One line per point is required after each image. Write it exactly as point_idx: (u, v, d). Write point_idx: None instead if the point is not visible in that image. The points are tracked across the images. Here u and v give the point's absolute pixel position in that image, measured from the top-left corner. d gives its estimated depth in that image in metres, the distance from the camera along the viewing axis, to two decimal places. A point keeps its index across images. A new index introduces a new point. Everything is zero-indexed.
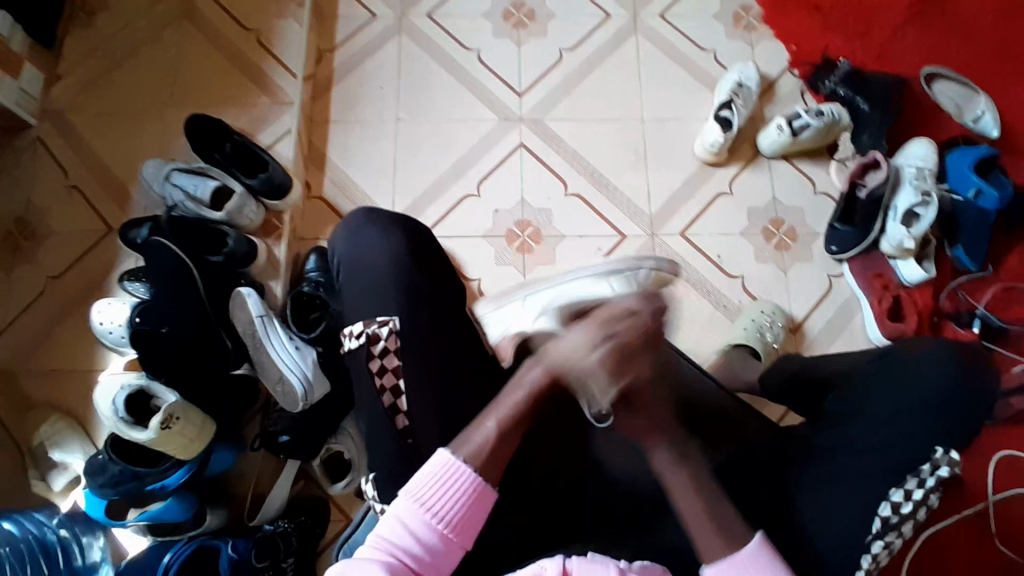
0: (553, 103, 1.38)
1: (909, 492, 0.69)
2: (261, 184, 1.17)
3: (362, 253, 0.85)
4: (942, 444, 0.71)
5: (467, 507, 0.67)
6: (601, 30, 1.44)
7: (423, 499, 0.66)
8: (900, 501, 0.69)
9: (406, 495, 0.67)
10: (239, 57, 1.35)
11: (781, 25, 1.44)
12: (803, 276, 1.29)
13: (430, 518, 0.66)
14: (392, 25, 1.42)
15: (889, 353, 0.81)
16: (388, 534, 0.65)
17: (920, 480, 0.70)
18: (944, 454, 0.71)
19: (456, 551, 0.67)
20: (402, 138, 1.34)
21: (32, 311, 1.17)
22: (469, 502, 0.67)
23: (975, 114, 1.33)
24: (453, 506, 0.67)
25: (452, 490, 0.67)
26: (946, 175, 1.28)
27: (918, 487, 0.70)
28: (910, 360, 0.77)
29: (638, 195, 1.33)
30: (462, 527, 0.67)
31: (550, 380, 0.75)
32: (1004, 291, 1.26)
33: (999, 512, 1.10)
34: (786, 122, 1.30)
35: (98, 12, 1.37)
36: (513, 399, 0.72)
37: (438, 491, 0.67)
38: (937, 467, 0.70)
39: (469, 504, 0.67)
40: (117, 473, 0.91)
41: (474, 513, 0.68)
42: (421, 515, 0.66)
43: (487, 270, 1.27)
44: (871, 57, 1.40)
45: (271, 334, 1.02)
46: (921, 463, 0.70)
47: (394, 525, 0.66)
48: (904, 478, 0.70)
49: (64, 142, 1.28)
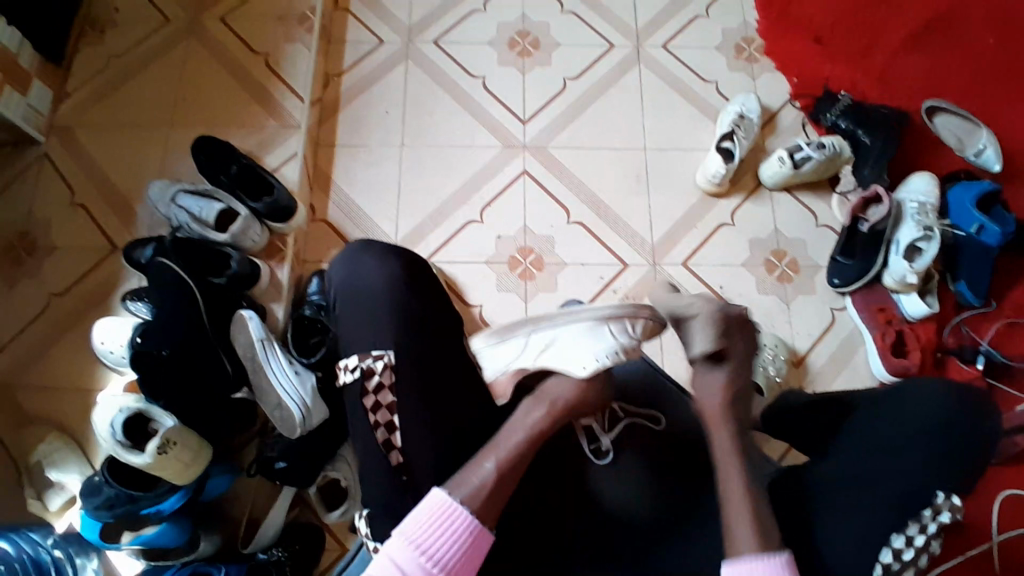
0: (556, 130, 1.40)
1: (911, 539, 0.69)
2: (264, 207, 1.18)
3: (361, 282, 0.84)
4: (943, 489, 0.70)
5: (462, 549, 0.67)
6: (606, 59, 1.46)
7: (418, 542, 0.65)
8: (902, 547, 0.69)
9: (400, 537, 0.66)
10: (248, 79, 1.37)
11: (783, 59, 1.46)
12: (804, 308, 1.29)
13: (425, 560, 0.65)
14: (400, 51, 1.44)
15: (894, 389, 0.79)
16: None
17: (922, 526, 0.69)
18: (945, 500, 0.70)
19: None
20: (406, 162, 1.36)
21: (33, 328, 1.17)
22: (465, 544, 0.67)
23: (977, 147, 1.33)
24: (448, 548, 0.66)
25: (450, 532, 0.67)
26: (948, 211, 1.28)
27: (920, 533, 0.69)
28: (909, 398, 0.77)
29: (641, 223, 1.33)
30: (458, 570, 0.66)
31: (552, 422, 0.76)
32: (1006, 326, 1.25)
33: (1004, 552, 1.08)
34: (788, 154, 1.31)
35: (109, 33, 1.39)
36: (506, 445, 0.72)
37: (433, 532, 0.66)
38: (938, 513, 0.70)
39: (466, 548, 0.67)
40: (112, 495, 0.89)
41: (470, 555, 0.67)
42: (415, 558, 0.65)
43: (488, 296, 1.27)
44: (872, 91, 1.41)
45: (270, 358, 1.02)
46: (922, 508, 0.70)
47: (388, 567, 0.64)
48: (905, 523, 0.70)
49: (71, 159, 1.29)
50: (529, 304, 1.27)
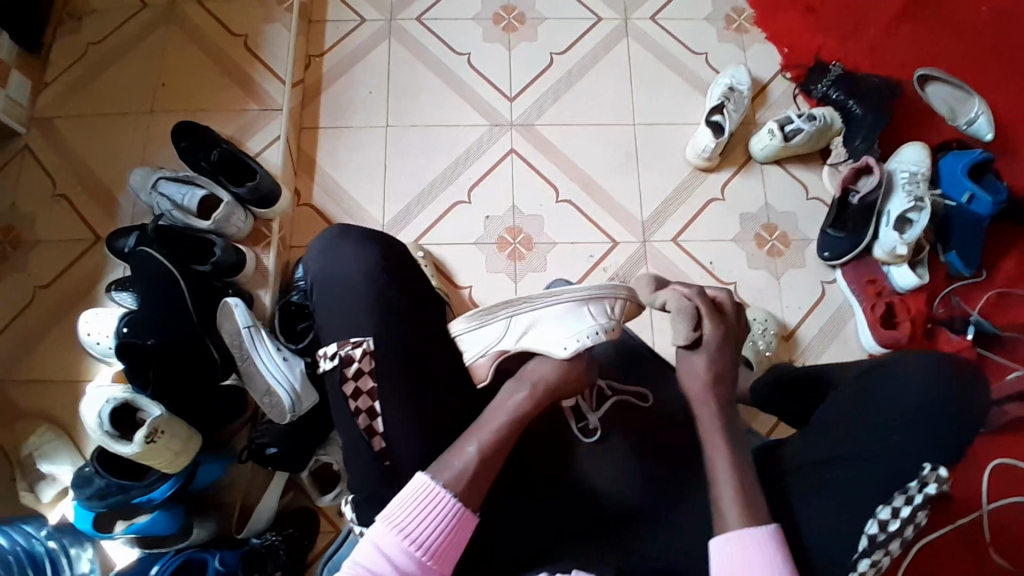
0: (544, 108, 1.37)
1: (896, 509, 0.68)
2: (247, 192, 1.15)
3: (342, 270, 0.83)
4: (931, 461, 0.69)
5: (446, 533, 0.67)
6: (593, 33, 1.43)
7: (400, 525, 0.67)
8: (887, 519, 0.68)
9: (383, 519, 0.67)
10: (227, 62, 1.34)
11: (773, 28, 1.43)
12: (795, 282, 1.29)
13: (408, 544, 0.66)
14: (383, 29, 1.41)
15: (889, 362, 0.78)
16: (365, 561, 0.65)
17: (908, 498, 0.68)
18: (932, 471, 0.68)
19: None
20: (392, 144, 1.33)
21: (19, 322, 1.16)
22: (449, 528, 0.67)
23: (969, 116, 1.33)
24: (431, 532, 0.67)
25: (432, 517, 0.67)
26: (939, 179, 1.27)
27: (906, 505, 0.68)
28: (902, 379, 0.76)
29: (630, 201, 1.32)
30: (442, 554, 0.67)
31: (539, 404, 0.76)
32: (997, 297, 1.25)
33: (993, 520, 1.10)
34: (778, 126, 1.29)
35: (84, 18, 1.36)
36: (491, 429, 0.72)
37: (418, 519, 0.67)
38: (925, 485, 0.68)
39: (450, 533, 0.67)
40: (104, 486, 0.90)
41: (455, 540, 0.68)
42: (398, 541, 0.66)
43: (477, 278, 1.26)
44: (864, 60, 1.39)
45: (258, 345, 1.01)
46: (908, 480, 0.69)
47: (373, 553, 0.66)
48: (891, 495, 0.69)
49: (51, 149, 1.27)
50: (519, 285, 1.26)
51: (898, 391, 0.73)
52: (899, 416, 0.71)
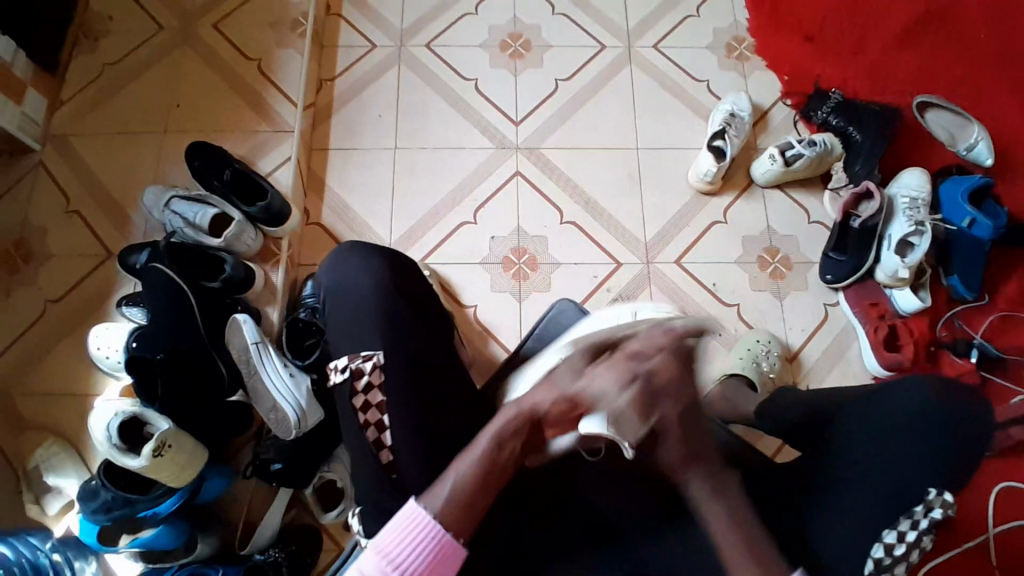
0: (549, 131, 1.40)
1: (902, 534, 0.70)
2: (259, 211, 1.17)
3: (349, 286, 0.85)
4: (936, 485, 0.71)
5: (430, 561, 0.63)
6: (597, 60, 1.46)
7: (385, 551, 0.62)
8: (893, 543, 0.70)
9: (367, 546, 0.63)
10: (241, 85, 1.38)
11: (773, 57, 1.47)
12: (798, 304, 1.30)
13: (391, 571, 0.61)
14: (392, 54, 1.45)
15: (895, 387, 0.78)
16: None
17: (913, 522, 0.71)
18: (938, 495, 0.71)
19: None
20: (400, 164, 1.36)
21: (29, 335, 1.18)
22: (433, 556, 0.63)
23: (969, 141, 1.34)
24: (415, 559, 0.62)
25: (417, 543, 0.63)
26: (940, 205, 1.29)
27: (911, 529, 0.71)
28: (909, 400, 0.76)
29: (634, 223, 1.34)
30: None
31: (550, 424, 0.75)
32: (999, 320, 1.26)
33: (1000, 544, 1.08)
34: (778, 151, 1.31)
35: (104, 42, 1.40)
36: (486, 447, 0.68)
37: (405, 544, 0.62)
38: (930, 509, 0.71)
39: (433, 561, 0.63)
40: (109, 499, 0.90)
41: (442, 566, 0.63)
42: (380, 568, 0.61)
43: (482, 296, 1.28)
44: (863, 88, 1.42)
45: (265, 361, 1.03)
46: (914, 504, 0.71)
47: None
48: (897, 519, 0.71)
49: (67, 168, 1.30)
50: (524, 304, 1.27)
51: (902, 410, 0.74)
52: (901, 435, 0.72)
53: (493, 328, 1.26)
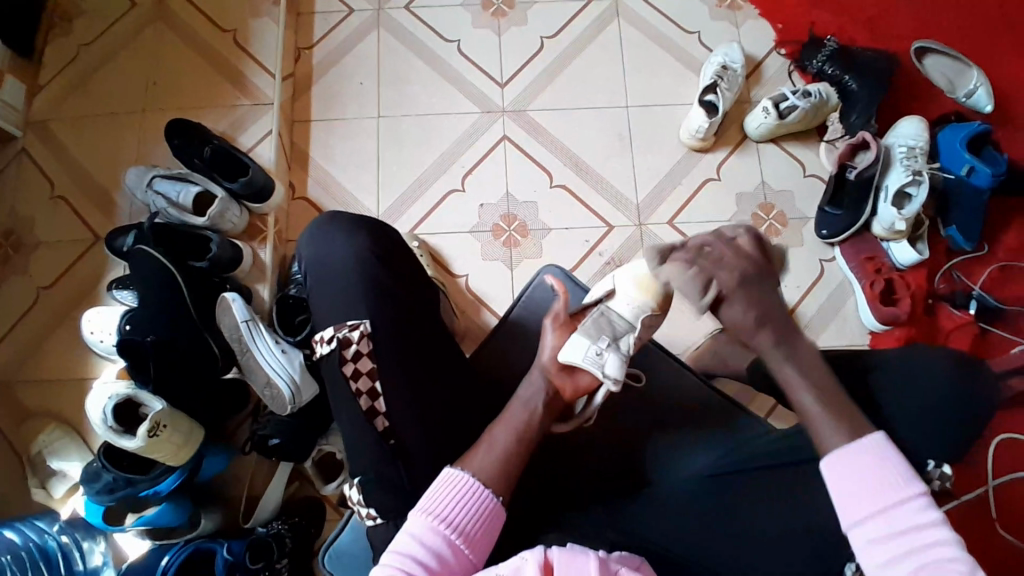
0: (535, 93, 1.37)
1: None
2: (241, 187, 1.15)
3: (329, 257, 0.84)
4: (931, 458, 0.70)
5: (482, 524, 0.67)
6: (583, 15, 1.41)
7: (439, 513, 0.66)
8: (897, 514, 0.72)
9: (420, 509, 0.67)
10: (218, 58, 1.34)
11: (766, 4, 1.41)
12: (794, 260, 1.28)
13: (446, 529, 0.66)
14: (371, 18, 1.41)
15: (886, 352, 0.78)
16: (402, 549, 0.64)
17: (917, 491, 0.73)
18: (935, 469, 0.74)
19: (468, 567, 0.66)
20: (384, 133, 1.34)
21: (25, 322, 1.18)
22: (485, 519, 0.67)
23: (968, 88, 1.30)
24: (469, 519, 0.67)
25: (471, 508, 0.67)
26: (938, 153, 1.26)
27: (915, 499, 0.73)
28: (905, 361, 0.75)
29: (625, 184, 1.31)
30: (477, 544, 0.66)
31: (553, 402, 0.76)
32: (998, 270, 1.24)
33: (1000, 496, 1.08)
34: (772, 104, 1.28)
35: (75, 20, 1.36)
36: (516, 414, 0.75)
37: (457, 506, 0.67)
38: (929, 480, 0.73)
39: (485, 523, 0.67)
40: (111, 481, 0.93)
41: (489, 533, 0.68)
42: (435, 527, 0.65)
43: (472, 266, 1.27)
44: (859, 33, 1.37)
45: (257, 338, 1.02)
46: (911, 476, 0.70)
47: (409, 541, 0.65)
48: None
49: (48, 152, 1.28)
50: (516, 272, 1.26)
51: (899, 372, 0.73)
52: None
53: (486, 297, 1.25)
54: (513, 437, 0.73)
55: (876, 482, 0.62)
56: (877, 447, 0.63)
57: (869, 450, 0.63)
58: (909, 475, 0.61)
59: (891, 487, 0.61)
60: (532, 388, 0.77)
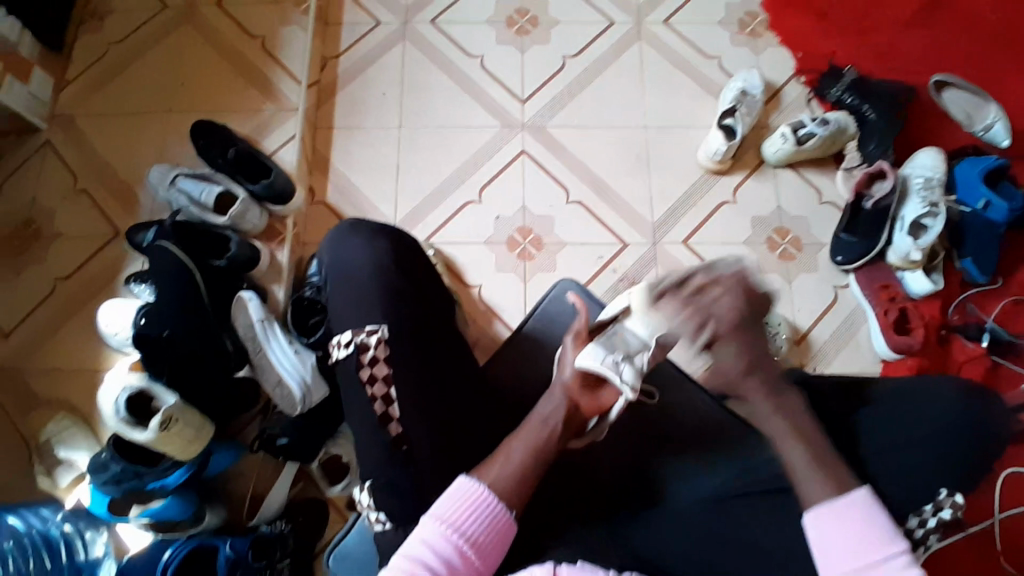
0: (554, 110, 1.38)
1: (911, 531, 0.71)
2: (263, 189, 1.18)
3: (353, 257, 0.85)
4: (947, 486, 0.69)
5: (490, 532, 0.67)
6: (605, 36, 1.44)
7: (450, 519, 0.66)
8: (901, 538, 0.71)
9: (432, 514, 0.67)
10: (246, 63, 1.37)
11: (787, 33, 1.43)
12: (807, 287, 1.28)
13: (456, 536, 0.66)
14: (397, 31, 1.43)
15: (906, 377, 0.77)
16: (412, 553, 0.65)
17: (922, 519, 0.70)
18: (948, 497, 0.69)
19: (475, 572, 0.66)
20: (404, 143, 1.35)
21: (39, 312, 1.19)
22: (494, 529, 0.67)
23: (985, 122, 1.30)
24: (478, 528, 0.67)
25: (480, 516, 0.67)
26: (954, 186, 1.26)
27: (921, 526, 0.71)
28: (926, 384, 0.74)
29: (640, 203, 1.32)
30: (484, 552, 0.67)
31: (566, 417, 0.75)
32: (1013, 304, 1.24)
33: (1008, 533, 1.07)
34: (790, 130, 1.28)
35: (109, 19, 1.40)
36: (533, 431, 0.74)
37: (467, 514, 0.67)
38: (939, 509, 0.70)
39: (494, 532, 0.67)
40: (120, 471, 0.93)
41: (498, 542, 0.68)
42: (445, 533, 0.66)
43: (486, 277, 1.27)
44: (878, 65, 1.38)
45: (271, 338, 1.04)
46: (924, 504, 0.70)
47: (420, 546, 0.65)
48: (906, 518, 0.71)
49: (74, 147, 1.31)
50: (528, 285, 1.27)
51: (925, 398, 0.72)
52: (918, 429, 0.70)
53: (497, 309, 1.25)
54: (527, 448, 0.72)
55: (860, 541, 0.63)
56: (863, 501, 0.65)
57: (855, 505, 0.65)
58: (891, 529, 0.63)
59: (877, 544, 0.63)
60: (551, 403, 0.77)
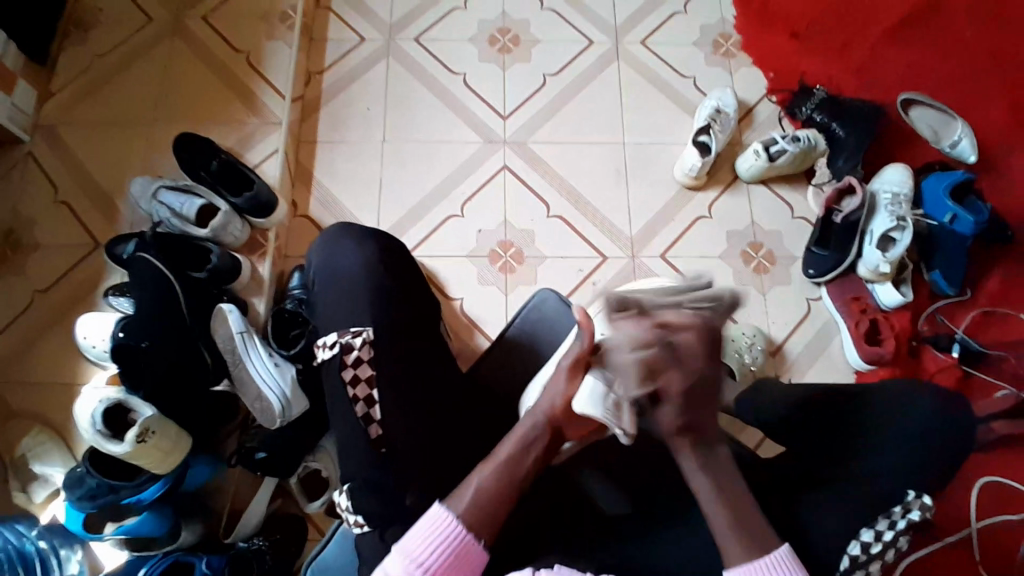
0: (536, 126, 1.41)
1: (879, 533, 0.74)
2: (245, 202, 1.19)
3: (335, 265, 0.86)
4: (915, 489, 0.76)
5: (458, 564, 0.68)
6: (585, 55, 1.47)
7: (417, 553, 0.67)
8: (869, 541, 0.74)
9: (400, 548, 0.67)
10: (230, 77, 1.38)
11: (760, 54, 1.48)
12: (782, 298, 1.31)
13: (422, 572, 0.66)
14: (381, 48, 1.46)
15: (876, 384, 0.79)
16: None
17: (891, 522, 0.75)
18: (916, 499, 0.75)
19: None
20: (388, 157, 1.37)
21: (16, 324, 1.18)
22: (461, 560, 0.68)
23: (952, 139, 1.36)
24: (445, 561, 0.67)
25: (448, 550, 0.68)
26: (922, 201, 1.30)
27: (888, 529, 0.74)
28: None
29: (621, 217, 1.35)
30: None
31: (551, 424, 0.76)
32: (981, 315, 1.28)
33: (982, 539, 1.09)
34: (763, 147, 1.33)
35: (93, 32, 1.40)
36: (516, 437, 0.75)
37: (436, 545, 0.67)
38: (908, 510, 0.75)
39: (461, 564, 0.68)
40: (94, 486, 0.92)
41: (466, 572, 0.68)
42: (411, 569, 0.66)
43: (469, 289, 1.29)
44: (848, 85, 1.44)
45: (250, 351, 1.03)
46: (893, 504, 0.76)
47: None
48: (875, 519, 0.75)
49: (54, 159, 1.30)
50: (511, 297, 1.28)
51: None
52: None
53: (480, 320, 1.27)
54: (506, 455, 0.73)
55: None
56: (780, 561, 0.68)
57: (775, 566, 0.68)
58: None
59: None
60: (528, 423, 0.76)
